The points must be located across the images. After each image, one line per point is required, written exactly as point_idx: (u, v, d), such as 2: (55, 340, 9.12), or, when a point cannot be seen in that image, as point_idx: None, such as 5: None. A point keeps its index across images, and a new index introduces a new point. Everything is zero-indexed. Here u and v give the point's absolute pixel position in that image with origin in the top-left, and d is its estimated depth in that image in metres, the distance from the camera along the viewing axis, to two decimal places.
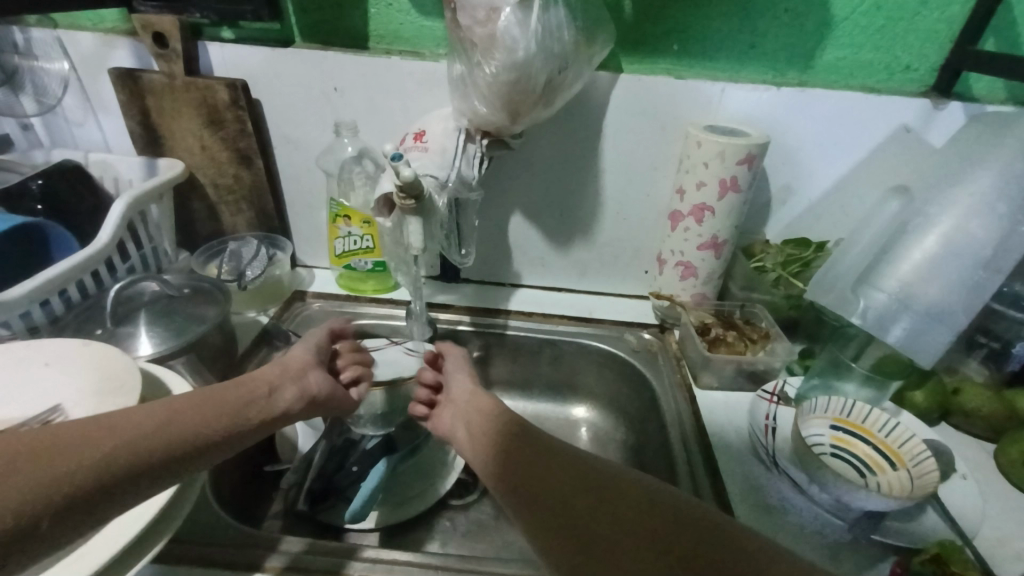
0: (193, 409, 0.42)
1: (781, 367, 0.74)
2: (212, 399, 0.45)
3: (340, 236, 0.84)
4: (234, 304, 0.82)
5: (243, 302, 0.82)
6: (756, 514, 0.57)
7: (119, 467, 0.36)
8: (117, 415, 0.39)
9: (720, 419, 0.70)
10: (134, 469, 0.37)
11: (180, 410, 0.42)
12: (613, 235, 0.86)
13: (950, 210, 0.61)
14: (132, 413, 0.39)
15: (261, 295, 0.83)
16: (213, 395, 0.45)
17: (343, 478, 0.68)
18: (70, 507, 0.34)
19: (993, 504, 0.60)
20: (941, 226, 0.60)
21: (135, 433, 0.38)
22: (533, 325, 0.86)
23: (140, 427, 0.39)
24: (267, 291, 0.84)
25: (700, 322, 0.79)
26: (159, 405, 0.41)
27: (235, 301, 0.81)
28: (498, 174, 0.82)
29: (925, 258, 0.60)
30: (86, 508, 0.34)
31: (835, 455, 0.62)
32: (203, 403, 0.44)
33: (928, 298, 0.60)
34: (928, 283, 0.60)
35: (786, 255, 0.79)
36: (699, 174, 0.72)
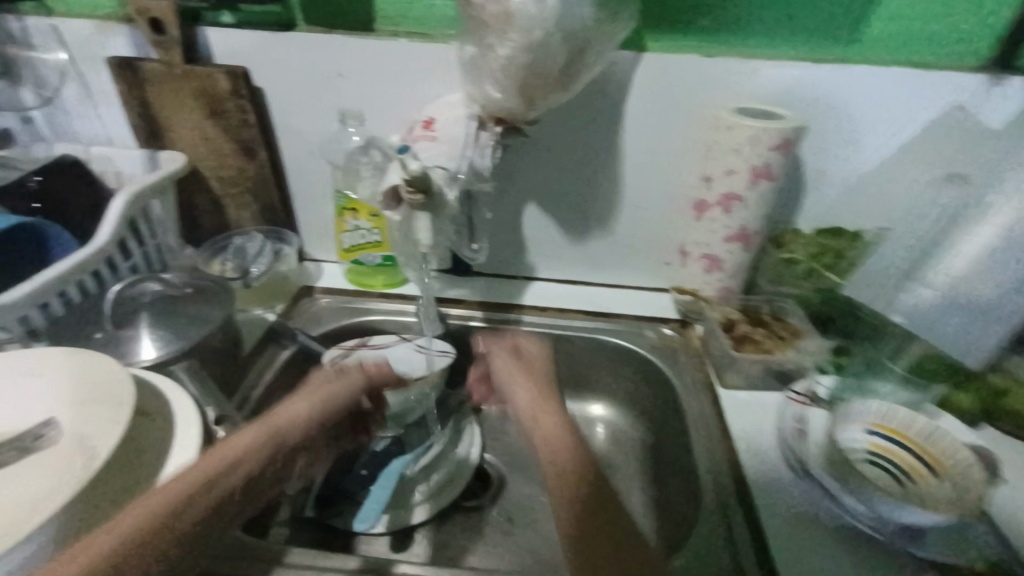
0: (196, 485, 0.42)
1: (812, 366, 0.69)
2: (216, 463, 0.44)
3: (348, 230, 0.82)
4: (237, 302, 0.80)
5: (245, 299, 0.81)
6: (787, 525, 0.54)
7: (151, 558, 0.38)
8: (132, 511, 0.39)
9: (746, 420, 0.66)
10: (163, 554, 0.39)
11: (185, 492, 0.41)
12: (632, 225, 0.82)
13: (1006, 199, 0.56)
14: (144, 509, 0.40)
15: (268, 292, 0.82)
16: (221, 458, 0.45)
17: (350, 481, 0.68)
18: None
19: None
20: (995, 217, 0.56)
21: (150, 514, 0.39)
22: (548, 321, 0.83)
23: (144, 522, 0.39)
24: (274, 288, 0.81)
25: (726, 319, 0.74)
26: (165, 494, 0.41)
27: (238, 299, 0.80)
28: (513, 162, 0.78)
29: (973, 256, 0.56)
30: None
31: (871, 463, 0.58)
32: (211, 473, 0.43)
33: (984, 294, 0.56)
34: (976, 282, 0.57)
35: (818, 245, 0.74)
36: (729, 160, 0.68)
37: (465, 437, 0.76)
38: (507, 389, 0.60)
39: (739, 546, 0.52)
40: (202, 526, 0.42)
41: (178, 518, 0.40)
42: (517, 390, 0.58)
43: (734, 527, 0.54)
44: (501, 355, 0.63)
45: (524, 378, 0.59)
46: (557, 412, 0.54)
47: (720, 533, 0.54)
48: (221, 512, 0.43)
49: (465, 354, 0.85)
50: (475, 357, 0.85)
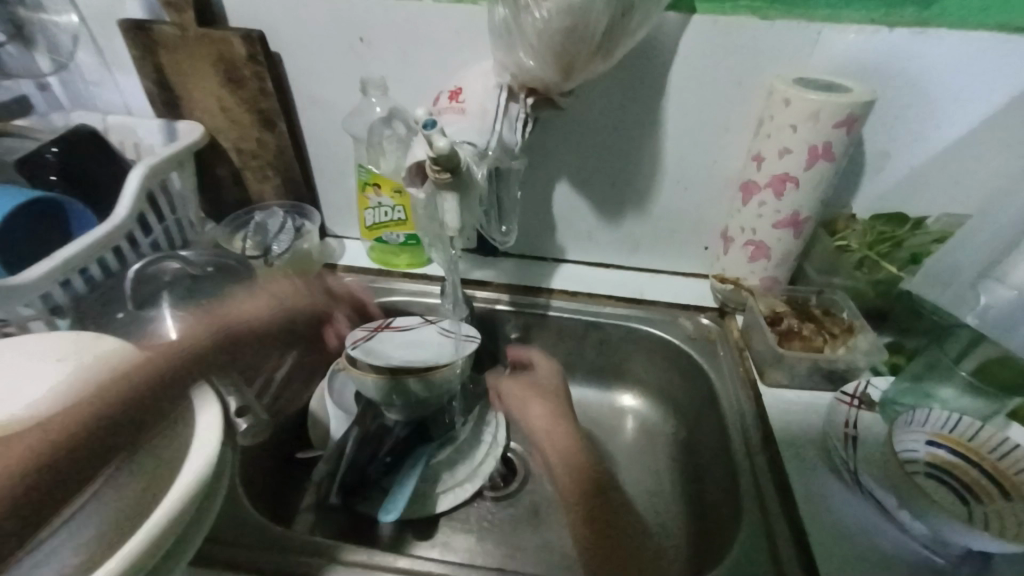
0: (113, 381, 0.46)
1: (866, 366, 0.64)
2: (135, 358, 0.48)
3: (370, 207, 0.77)
4: None
5: None
6: (832, 536, 0.51)
7: (57, 445, 0.42)
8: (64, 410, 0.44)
9: (790, 423, 0.61)
10: (71, 446, 0.42)
11: (88, 382, 0.45)
12: (671, 207, 0.76)
13: None
14: (62, 416, 0.43)
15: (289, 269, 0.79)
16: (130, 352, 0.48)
17: (375, 470, 0.65)
18: (35, 489, 0.39)
19: None
20: None
21: (67, 412, 0.43)
22: (578, 306, 0.79)
23: (76, 414, 0.43)
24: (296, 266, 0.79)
25: (771, 311, 0.69)
26: (68, 380, 0.45)
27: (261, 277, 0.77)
28: (545, 137, 0.73)
29: None
30: (43, 501, 0.40)
31: (930, 476, 0.53)
32: (138, 366, 0.47)
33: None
34: None
35: (877, 232, 0.68)
36: (783, 138, 0.62)
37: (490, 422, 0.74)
38: (519, 408, 0.72)
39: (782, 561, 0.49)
40: (120, 429, 0.45)
41: (85, 407, 0.44)
42: (528, 406, 0.71)
43: (776, 539, 0.51)
44: (509, 382, 0.74)
45: (532, 397, 0.72)
46: (560, 416, 0.68)
47: (762, 546, 0.51)
48: (150, 401, 0.46)
49: (490, 338, 0.82)
50: (500, 341, 0.82)
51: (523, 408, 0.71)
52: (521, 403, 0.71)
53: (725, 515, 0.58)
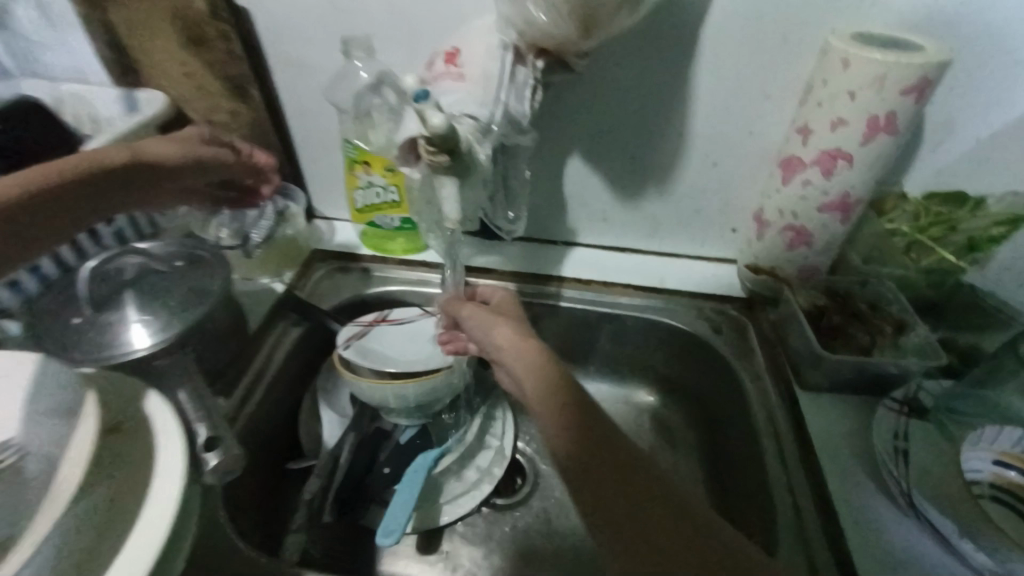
0: (75, 163, 0.48)
1: (918, 372, 0.56)
2: (97, 156, 0.50)
3: (360, 187, 0.70)
4: (242, 271, 0.70)
5: (252, 267, 0.70)
6: (884, 568, 0.45)
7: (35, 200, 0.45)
8: (50, 166, 0.47)
9: (831, 430, 0.55)
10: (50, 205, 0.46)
11: (68, 165, 0.48)
12: (697, 185, 0.68)
13: None
14: (69, 166, 0.48)
15: (275, 259, 0.71)
16: (99, 154, 0.51)
17: (374, 481, 0.60)
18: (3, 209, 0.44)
19: None
20: None
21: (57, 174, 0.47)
22: (592, 295, 0.72)
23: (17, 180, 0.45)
24: (282, 254, 0.71)
25: (811, 305, 0.63)
26: (78, 158, 0.49)
27: (242, 267, 0.69)
28: (556, 104, 0.63)
29: None
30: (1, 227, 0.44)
31: (996, 500, 0.47)
32: (87, 165, 0.49)
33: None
34: None
35: (929, 212, 0.60)
36: (839, 108, 0.53)
37: (501, 420, 0.69)
38: (479, 333, 0.52)
39: None
40: (76, 192, 0.48)
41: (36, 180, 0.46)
42: (491, 325, 0.51)
43: (819, 571, 0.46)
44: (468, 304, 0.56)
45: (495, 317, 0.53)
46: (535, 341, 0.48)
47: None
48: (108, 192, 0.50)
49: None
50: None
51: (484, 329, 0.51)
52: (482, 324, 0.52)
53: (757, 533, 0.53)
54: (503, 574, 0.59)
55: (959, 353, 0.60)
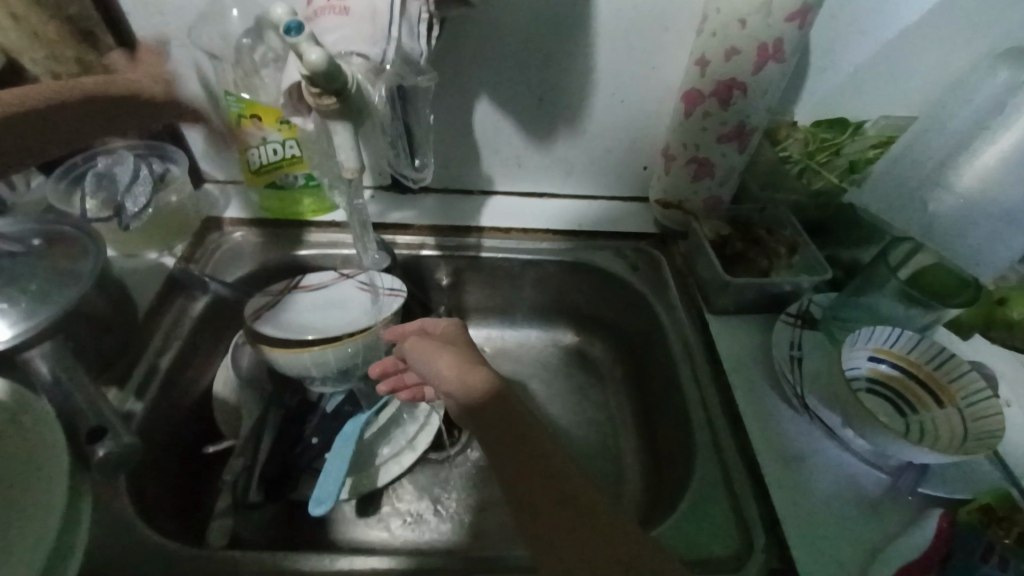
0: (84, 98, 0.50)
1: (809, 286, 0.62)
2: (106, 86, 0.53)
3: (253, 145, 0.63)
4: (122, 247, 0.62)
5: (133, 242, 0.63)
6: (782, 462, 0.50)
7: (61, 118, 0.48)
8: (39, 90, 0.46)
9: (738, 348, 0.59)
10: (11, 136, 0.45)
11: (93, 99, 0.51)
12: (607, 124, 0.68)
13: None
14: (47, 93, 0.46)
15: (158, 231, 0.64)
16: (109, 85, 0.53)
17: (302, 453, 0.57)
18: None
19: None
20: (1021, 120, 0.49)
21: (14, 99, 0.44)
22: (511, 244, 0.71)
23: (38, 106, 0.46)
24: (167, 225, 0.64)
25: (716, 235, 0.66)
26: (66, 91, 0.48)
27: (121, 243, 0.62)
28: (456, 43, 0.60)
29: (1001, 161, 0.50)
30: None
31: (871, 392, 0.54)
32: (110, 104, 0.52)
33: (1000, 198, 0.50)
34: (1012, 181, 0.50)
35: (816, 140, 0.65)
36: (731, 37, 0.55)
37: None
38: (423, 367, 0.45)
39: (738, 497, 0.48)
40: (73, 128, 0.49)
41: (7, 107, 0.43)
42: (435, 357, 0.44)
43: (731, 477, 0.50)
44: (412, 336, 0.48)
45: (439, 347, 0.45)
46: (481, 368, 0.43)
47: (719, 483, 0.49)
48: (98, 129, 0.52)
49: (419, 286, 0.73)
50: (430, 289, 0.73)
51: (425, 358, 0.44)
52: (424, 355, 0.44)
53: (677, 450, 0.56)
54: (446, 524, 0.60)
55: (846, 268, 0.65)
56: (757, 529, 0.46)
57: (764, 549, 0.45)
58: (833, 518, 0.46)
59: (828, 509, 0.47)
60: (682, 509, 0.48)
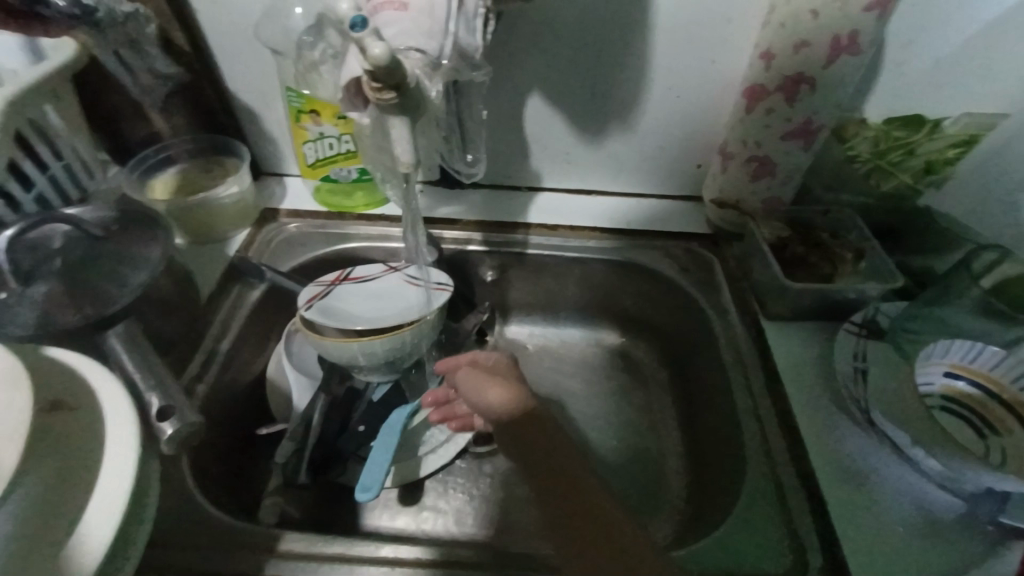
0: None
1: (876, 294, 0.58)
2: None
3: (310, 140, 0.66)
4: (189, 235, 0.66)
5: (198, 230, 0.66)
6: (842, 479, 0.47)
7: None
8: None
9: (794, 357, 0.57)
10: None
11: None
12: (661, 120, 0.66)
13: None
14: None
15: (221, 219, 0.66)
16: None
17: (349, 439, 0.59)
18: None
19: None
20: None
21: None
22: (558, 242, 0.70)
23: None
24: (234, 213, 0.67)
25: (776, 237, 0.63)
26: None
27: (188, 231, 0.65)
28: (510, 39, 0.60)
29: None
30: None
31: (944, 411, 0.50)
32: None
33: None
34: None
35: (887, 139, 0.61)
36: (802, 29, 0.52)
37: None
38: (471, 399, 0.45)
39: (792, 512, 0.46)
40: None
41: None
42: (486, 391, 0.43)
43: (785, 490, 0.47)
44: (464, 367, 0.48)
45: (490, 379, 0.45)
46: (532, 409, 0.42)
47: (771, 497, 0.48)
48: None
49: (464, 281, 0.73)
50: (475, 284, 0.74)
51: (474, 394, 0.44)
52: (474, 390, 0.44)
53: (725, 459, 0.54)
54: (486, 519, 0.60)
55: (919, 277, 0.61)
56: (813, 548, 0.44)
57: (820, 571, 0.43)
58: (895, 541, 0.44)
59: (891, 531, 0.44)
60: (731, 522, 0.46)
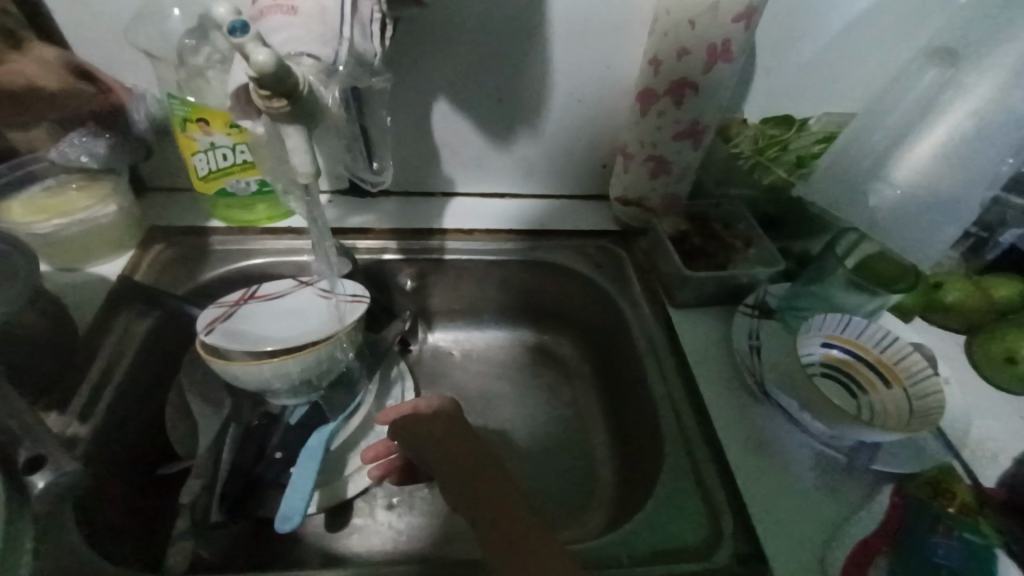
0: None
1: (765, 278, 0.64)
2: None
3: (200, 151, 0.60)
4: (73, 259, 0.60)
5: (81, 252, 0.60)
6: (747, 449, 0.52)
7: None
8: None
9: (699, 340, 0.61)
10: None
11: None
12: (565, 124, 0.68)
13: (944, 116, 0.53)
14: None
15: (105, 237, 0.61)
16: None
17: (266, 469, 0.55)
18: None
19: (981, 408, 0.57)
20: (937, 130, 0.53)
21: None
22: (475, 246, 0.70)
23: None
24: (99, 238, 0.60)
25: (676, 231, 0.68)
26: None
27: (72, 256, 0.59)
28: (411, 44, 0.59)
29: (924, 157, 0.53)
30: None
31: (827, 377, 0.56)
32: None
33: (941, 190, 0.54)
34: (937, 172, 0.53)
35: (765, 137, 0.68)
36: (682, 37, 0.56)
37: (396, 384, 0.66)
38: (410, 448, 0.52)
39: (706, 485, 0.49)
40: None
41: None
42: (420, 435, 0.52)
43: (699, 463, 0.51)
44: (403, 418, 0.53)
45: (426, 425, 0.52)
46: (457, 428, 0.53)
47: (687, 473, 0.50)
48: None
49: (382, 291, 0.71)
50: (394, 293, 0.72)
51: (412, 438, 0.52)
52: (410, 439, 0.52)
53: (646, 443, 0.57)
54: (420, 531, 0.59)
55: (799, 260, 0.68)
56: (727, 515, 0.47)
57: (734, 535, 0.46)
58: (793, 500, 0.48)
59: (790, 492, 0.49)
60: (653, 501, 0.48)
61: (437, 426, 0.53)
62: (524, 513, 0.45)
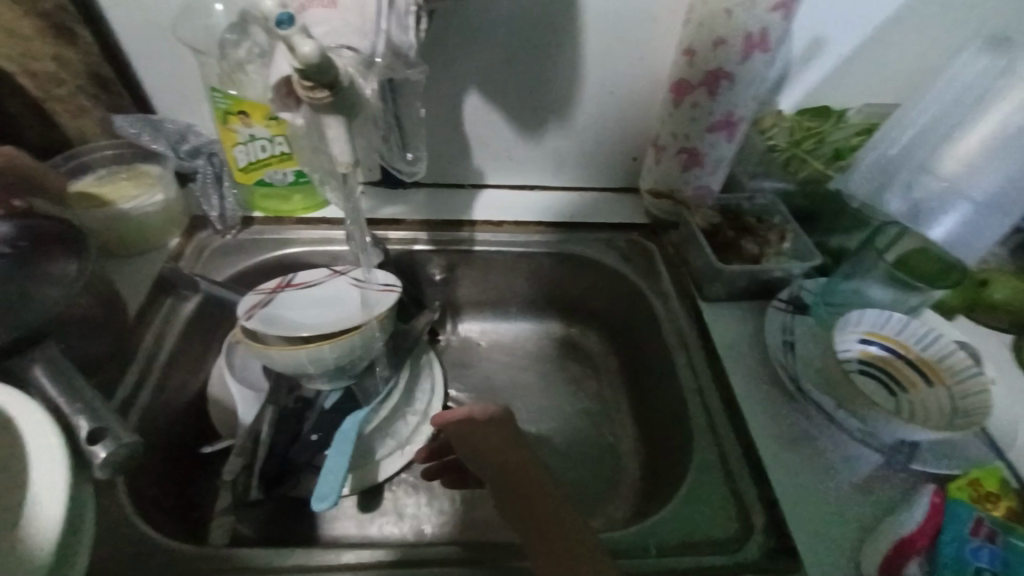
0: None
1: (799, 273, 0.63)
2: None
3: (241, 143, 0.62)
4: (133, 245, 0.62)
5: (140, 237, 0.62)
6: (780, 446, 0.51)
7: None
8: None
9: (729, 335, 0.60)
10: None
11: None
12: (595, 116, 0.68)
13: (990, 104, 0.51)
14: None
15: (157, 223, 0.63)
16: None
17: (301, 450, 0.56)
18: None
19: None
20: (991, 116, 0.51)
21: None
22: (505, 237, 0.71)
23: None
24: (167, 219, 0.64)
25: (708, 225, 0.66)
26: None
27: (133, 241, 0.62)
28: (443, 36, 0.60)
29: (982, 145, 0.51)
30: None
31: (863, 373, 0.55)
32: None
33: (984, 185, 0.51)
34: (983, 170, 0.51)
35: (800, 130, 0.67)
36: (718, 27, 0.55)
37: (425, 372, 0.68)
38: (464, 450, 0.49)
39: (735, 480, 0.49)
40: None
41: None
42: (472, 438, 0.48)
43: (728, 457, 0.51)
44: (455, 420, 0.50)
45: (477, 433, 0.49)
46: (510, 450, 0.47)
47: (713, 469, 0.50)
48: None
49: (412, 281, 0.72)
50: (424, 284, 0.73)
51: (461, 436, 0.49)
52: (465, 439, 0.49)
53: (674, 436, 0.57)
54: (448, 517, 0.60)
55: (836, 254, 0.66)
56: (756, 510, 0.47)
57: (762, 531, 0.46)
58: (826, 499, 0.47)
59: (823, 490, 0.48)
60: (681, 494, 0.48)
61: (482, 434, 0.49)
62: (578, 520, 0.42)
